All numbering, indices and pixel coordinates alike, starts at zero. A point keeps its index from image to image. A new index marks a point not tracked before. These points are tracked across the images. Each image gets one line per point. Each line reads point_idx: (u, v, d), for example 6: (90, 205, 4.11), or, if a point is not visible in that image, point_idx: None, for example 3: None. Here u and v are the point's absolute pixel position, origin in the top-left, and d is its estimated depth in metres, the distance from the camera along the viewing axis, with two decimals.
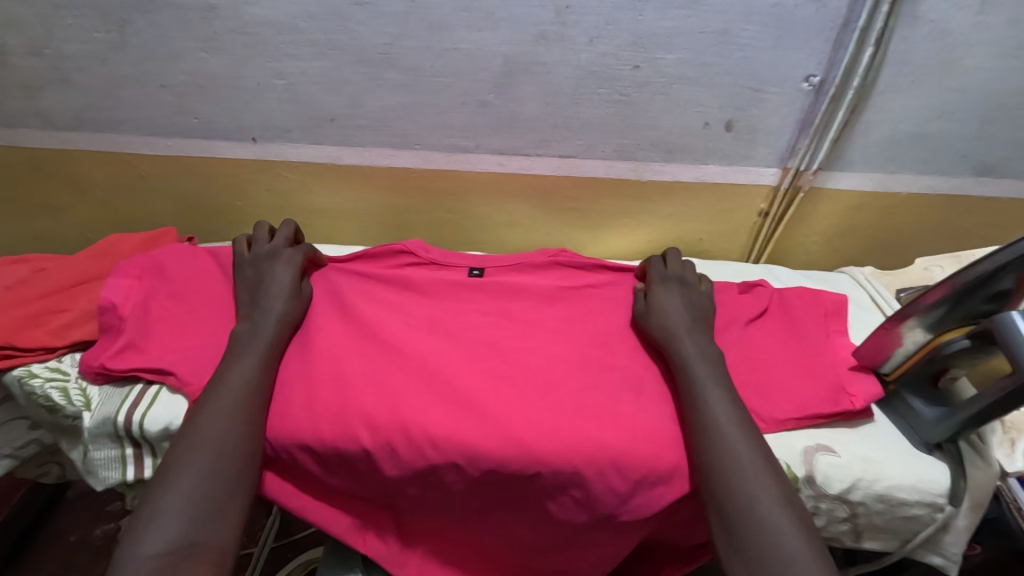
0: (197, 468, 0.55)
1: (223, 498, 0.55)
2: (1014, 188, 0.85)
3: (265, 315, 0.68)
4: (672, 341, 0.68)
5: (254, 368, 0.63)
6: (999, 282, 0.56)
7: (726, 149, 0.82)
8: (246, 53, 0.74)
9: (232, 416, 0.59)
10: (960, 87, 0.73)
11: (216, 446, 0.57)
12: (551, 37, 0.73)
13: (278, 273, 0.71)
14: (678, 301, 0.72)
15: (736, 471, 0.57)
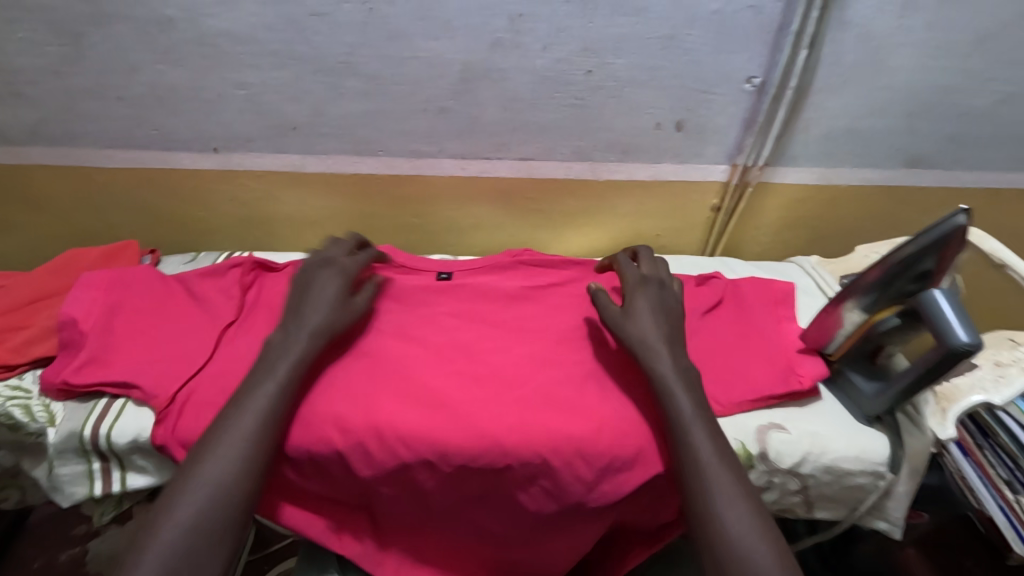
0: (192, 508, 0.52)
1: (212, 548, 0.51)
2: (940, 179, 0.92)
3: (304, 325, 0.65)
4: (647, 353, 0.64)
5: (272, 393, 0.59)
6: (924, 262, 0.59)
7: (677, 147, 0.86)
8: (204, 65, 0.74)
9: (236, 450, 0.55)
10: (889, 84, 0.81)
11: (214, 485, 0.53)
12: (507, 44, 0.74)
13: (330, 280, 0.70)
14: (652, 306, 0.68)
15: (719, 501, 0.54)
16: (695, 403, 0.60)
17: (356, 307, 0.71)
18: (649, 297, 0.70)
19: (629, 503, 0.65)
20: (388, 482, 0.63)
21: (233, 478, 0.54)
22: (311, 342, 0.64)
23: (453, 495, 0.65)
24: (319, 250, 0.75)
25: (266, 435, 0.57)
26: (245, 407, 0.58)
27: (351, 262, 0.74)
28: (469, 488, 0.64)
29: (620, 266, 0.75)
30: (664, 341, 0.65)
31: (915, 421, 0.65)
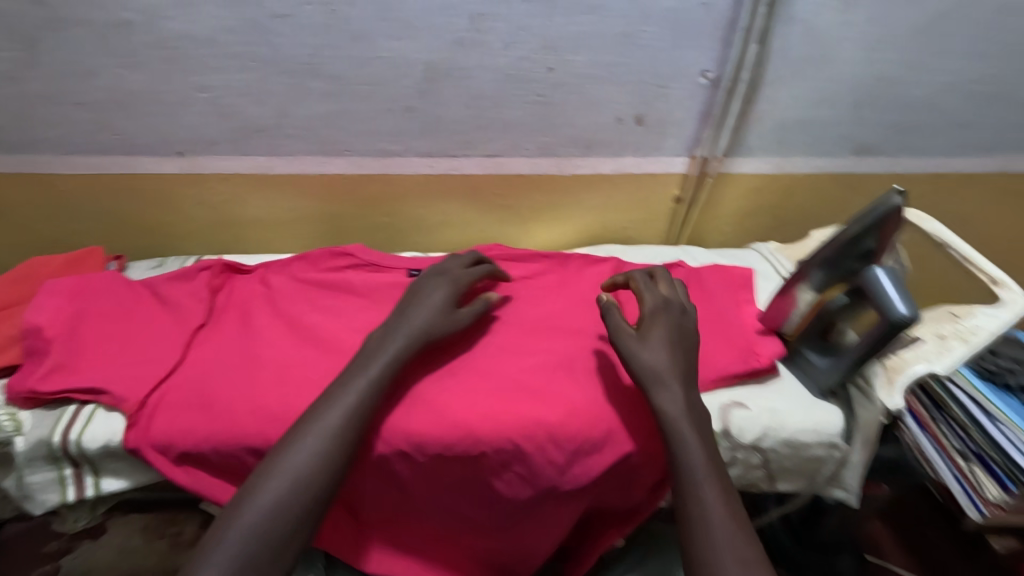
0: (275, 497, 0.53)
1: (289, 541, 0.52)
2: (887, 165, 0.97)
3: (407, 325, 0.66)
4: (655, 389, 0.60)
5: (362, 394, 0.60)
6: (866, 242, 0.63)
7: (638, 141, 0.89)
8: (165, 68, 0.74)
9: (320, 444, 0.56)
10: (835, 77, 0.85)
11: (294, 476, 0.54)
12: (468, 43, 0.75)
13: (446, 290, 0.71)
14: (667, 338, 0.64)
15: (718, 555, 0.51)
16: (705, 453, 0.57)
17: (458, 321, 0.70)
18: (663, 325, 0.65)
19: (601, 486, 0.68)
20: (366, 473, 0.65)
21: (314, 472, 0.55)
22: (409, 344, 0.65)
23: (433, 485, 0.66)
24: (451, 262, 0.77)
25: (350, 430, 0.58)
26: (332, 401, 0.59)
27: (468, 276, 0.75)
28: (448, 478, 0.66)
29: (636, 284, 0.70)
30: (676, 376, 0.61)
31: (866, 393, 0.69)
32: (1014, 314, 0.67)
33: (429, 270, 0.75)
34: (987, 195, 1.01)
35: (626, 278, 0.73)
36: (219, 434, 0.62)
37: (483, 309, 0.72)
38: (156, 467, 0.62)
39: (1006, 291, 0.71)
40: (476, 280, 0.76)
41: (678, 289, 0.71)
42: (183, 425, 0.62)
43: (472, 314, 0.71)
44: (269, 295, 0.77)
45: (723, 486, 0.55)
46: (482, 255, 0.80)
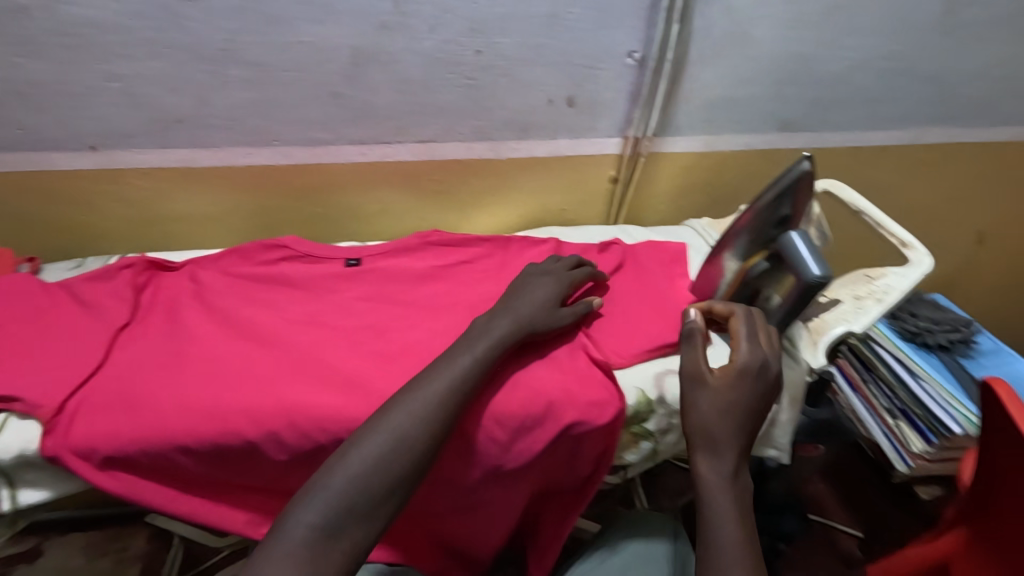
0: (370, 452, 0.53)
1: (382, 498, 0.52)
2: (809, 141, 1.01)
3: (511, 314, 0.67)
4: (705, 455, 0.58)
5: (466, 365, 0.60)
6: (781, 208, 0.67)
7: (571, 123, 0.90)
8: (69, 56, 0.70)
9: (423, 410, 0.56)
10: (756, 55, 0.88)
11: (391, 432, 0.54)
12: (393, 26, 0.74)
13: (545, 287, 0.72)
14: (737, 404, 0.60)
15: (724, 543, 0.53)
16: (745, 530, 0.54)
17: (560, 319, 0.70)
18: (739, 387, 0.61)
19: (548, 461, 0.68)
20: (307, 466, 0.63)
21: (412, 435, 0.54)
22: (513, 329, 0.65)
23: None
24: (549, 263, 0.77)
25: (453, 400, 0.57)
26: (441, 370, 0.59)
27: (572, 277, 0.75)
28: None
29: (739, 320, 0.66)
30: (734, 448, 0.58)
31: (792, 353, 0.72)
32: (920, 272, 0.74)
33: (534, 269, 0.75)
34: (901, 166, 1.07)
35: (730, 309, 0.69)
36: (147, 435, 0.60)
37: (588, 310, 0.72)
38: (79, 473, 0.59)
39: (914, 252, 0.76)
40: (579, 282, 0.75)
41: (772, 346, 0.65)
42: (107, 429, 0.60)
43: (575, 313, 0.71)
44: (197, 291, 0.74)
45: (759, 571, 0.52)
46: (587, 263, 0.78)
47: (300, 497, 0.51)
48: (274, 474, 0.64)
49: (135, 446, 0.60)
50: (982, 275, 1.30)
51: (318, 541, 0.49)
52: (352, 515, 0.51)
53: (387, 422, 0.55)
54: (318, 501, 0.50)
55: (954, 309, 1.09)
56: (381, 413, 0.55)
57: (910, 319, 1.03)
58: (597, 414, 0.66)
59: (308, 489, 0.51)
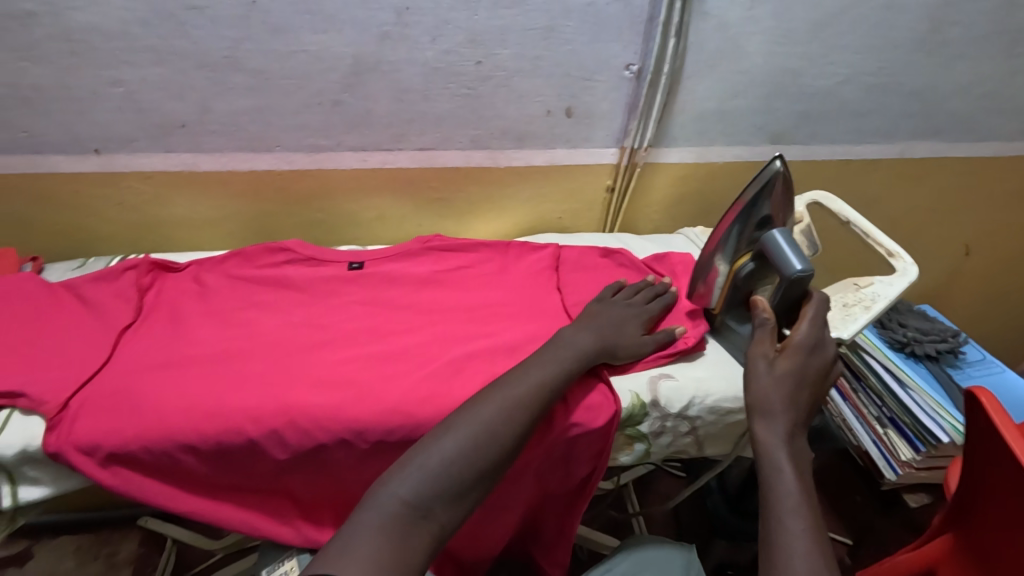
0: (457, 443, 0.55)
1: (466, 482, 0.54)
2: (800, 153, 1.04)
3: (589, 330, 0.71)
4: (761, 418, 0.59)
5: (557, 368, 0.65)
6: (761, 209, 0.71)
7: (568, 133, 0.92)
8: (74, 62, 0.72)
9: (504, 410, 0.59)
10: (747, 69, 0.91)
11: (479, 426, 0.57)
12: (394, 36, 0.76)
13: (626, 314, 0.74)
14: (800, 380, 0.62)
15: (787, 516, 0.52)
16: (803, 485, 0.55)
17: (644, 345, 0.73)
18: (796, 361, 0.62)
19: (542, 463, 0.69)
20: (305, 464, 0.65)
21: (493, 431, 0.57)
22: (597, 346, 0.69)
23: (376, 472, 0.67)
24: (630, 292, 0.78)
25: (532, 404, 0.60)
26: (526, 372, 0.63)
27: (652, 310, 0.77)
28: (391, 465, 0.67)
29: (813, 303, 0.67)
30: (791, 415, 0.59)
31: None
32: (906, 280, 0.77)
33: (617, 297, 0.77)
34: (890, 178, 1.10)
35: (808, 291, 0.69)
36: (150, 432, 0.61)
37: (669, 339, 0.74)
38: (82, 469, 0.60)
39: (900, 262, 0.79)
40: (655, 314, 0.77)
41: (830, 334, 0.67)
42: (109, 426, 0.61)
43: (658, 339, 0.74)
44: (201, 294, 0.76)
45: (817, 530, 0.52)
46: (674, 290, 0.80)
47: (392, 471, 0.53)
48: (271, 471, 0.64)
49: (138, 443, 0.61)
50: (969, 286, 1.33)
51: (410, 513, 0.51)
52: (440, 498, 0.53)
53: (479, 411, 0.58)
54: (414, 479, 0.52)
55: (941, 320, 1.11)
56: (473, 402, 0.59)
57: (899, 328, 1.05)
58: (592, 417, 0.67)
59: (398, 471, 0.53)
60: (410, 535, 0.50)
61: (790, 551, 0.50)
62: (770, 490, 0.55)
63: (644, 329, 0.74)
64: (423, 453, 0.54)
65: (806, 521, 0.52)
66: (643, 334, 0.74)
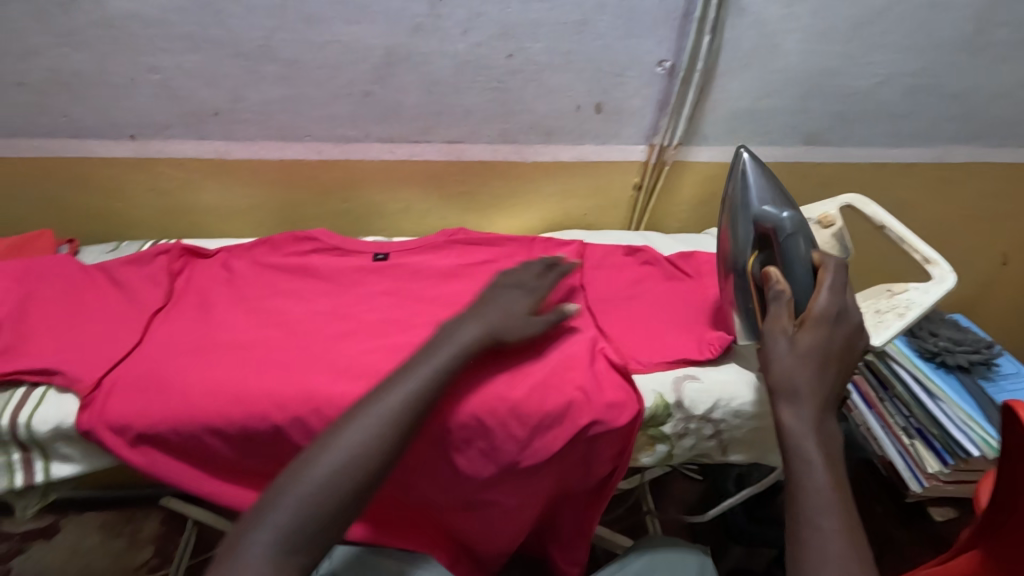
0: (335, 466, 0.50)
1: (346, 506, 0.50)
2: (834, 155, 1.01)
3: (477, 320, 0.67)
4: (784, 401, 0.58)
5: (472, 337, 0.64)
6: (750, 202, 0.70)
7: (597, 129, 0.91)
8: (114, 48, 0.73)
9: (381, 425, 0.53)
10: (782, 68, 0.89)
11: (349, 449, 0.51)
12: (426, 28, 0.76)
13: (512, 297, 0.72)
14: (824, 353, 0.60)
15: (819, 512, 0.51)
16: (832, 478, 0.54)
17: (532, 327, 0.69)
18: (818, 334, 0.61)
19: (562, 462, 0.69)
20: None
21: (369, 452, 0.52)
22: (480, 335, 0.64)
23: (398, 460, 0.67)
24: (521, 272, 0.76)
25: (410, 416, 0.55)
26: (398, 383, 0.57)
27: (542, 288, 0.74)
28: (413, 455, 0.67)
29: (824, 270, 0.67)
30: (815, 395, 0.58)
31: None
32: (942, 288, 0.74)
33: (505, 279, 0.74)
34: (926, 183, 1.07)
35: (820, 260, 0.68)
36: (178, 415, 0.62)
37: (559, 319, 0.71)
38: (112, 448, 0.61)
39: (937, 269, 0.77)
40: (546, 292, 0.74)
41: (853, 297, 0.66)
42: (140, 407, 0.62)
43: (548, 321, 0.70)
44: (230, 281, 0.77)
45: (851, 527, 0.51)
46: (570, 268, 0.78)
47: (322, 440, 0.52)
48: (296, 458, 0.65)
49: (165, 425, 0.62)
50: (1005, 297, 1.29)
51: (286, 547, 0.47)
52: (319, 521, 0.48)
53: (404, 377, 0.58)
54: (287, 513, 0.48)
55: (973, 331, 1.08)
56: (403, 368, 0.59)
57: (930, 338, 1.02)
58: (614, 416, 0.67)
59: (267, 507, 0.48)
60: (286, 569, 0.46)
61: (825, 552, 0.49)
62: (799, 485, 0.53)
63: (532, 311, 0.71)
64: (294, 481, 0.49)
65: (838, 519, 0.51)
66: (529, 314, 0.71)
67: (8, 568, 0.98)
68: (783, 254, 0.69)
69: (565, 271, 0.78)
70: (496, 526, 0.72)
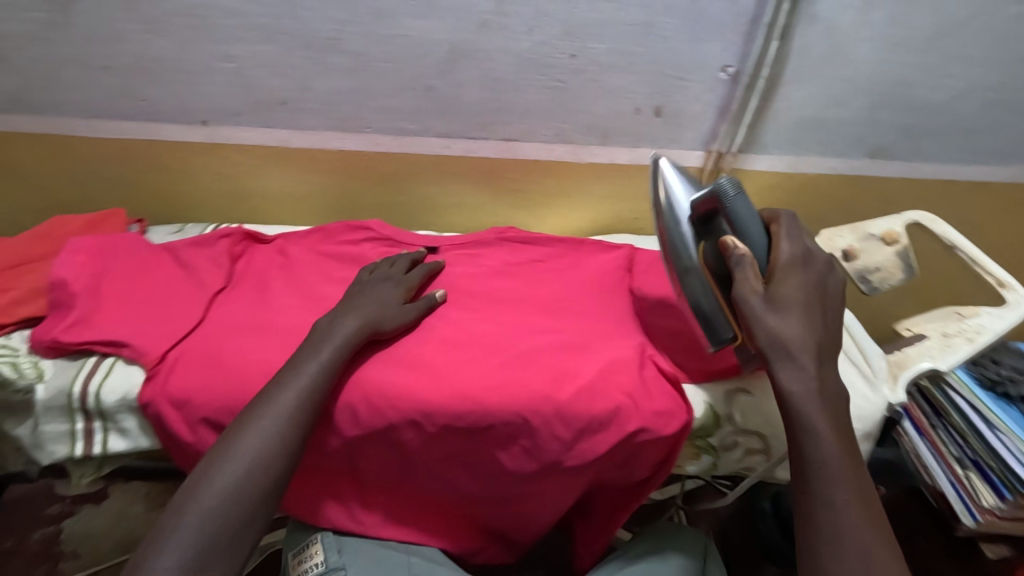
0: (237, 473, 0.54)
1: (259, 506, 0.55)
2: (900, 170, 0.98)
3: (353, 314, 0.67)
4: (780, 363, 0.54)
5: (350, 330, 0.65)
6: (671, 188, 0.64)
7: (655, 132, 0.90)
8: (192, 36, 0.75)
9: (278, 424, 0.57)
10: (853, 77, 0.86)
11: (253, 456, 0.55)
12: (491, 25, 0.76)
13: (383, 288, 0.72)
14: (805, 300, 0.56)
15: (829, 487, 0.51)
16: (843, 449, 0.52)
17: (405, 314, 0.70)
18: (791, 281, 0.57)
19: (605, 463, 0.68)
20: (376, 443, 0.66)
21: (268, 453, 0.56)
22: (358, 328, 0.66)
23: (439, 457, 0.67)
24: (386, 265, 0.76)
25: (303, 412, 0.59)
26: (285, 385, 0.60)
27: (413, 277, 0.75)
28: (450, 447, 0.67)
29: (780, 228, 0.61)
30: (809, 347, 0.54)
31: (874, 382, 0.73)
32: (1018, 314, 0.73)
33: (374, 274, 0.75)
34: (996, 203, 1.02)
35: (770, 217, 0.64)
36: (234, 393, 0.63)
37: (429, 306, 0.72)
38: (170, 421, 0.63)
39: (1011, 293, 0.76)
40: (418, 282, 0.75)
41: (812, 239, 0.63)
42: (199, 383, 0.64)
43: (420, 309, 0.71)
44: (286, 266, 0.79)
45: (859, 494, 0.51)
46: (438, 263, 0.79)
47: (221, 451, 0.56)
48: (343, 451, 0.66)
49: (219, 403, 0.63)
50: None
51: (206, 548, 0.52)
52: (236, 521, 0.53)
53: (290, 377, 0.61)
54: (199, 521, 0.52)
55: None
56: (287, 369, 0.61)
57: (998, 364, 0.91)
58: (663, 424, 0.66)
59: (174, 526, 0.52)
60: (209, 569, 0.51)
61: (839, 527, 0.50)
62: (817, 465, 0.52)
63: (404, 300, 0.72)
64: (199, 494, 0.53)
65: (851, 495, 0.51)
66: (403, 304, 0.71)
67: (61, 528, 1.02)
68: (733, 221, 0.60)
69: (433, 265, 0.78)
70: (534, 515, 0.72)
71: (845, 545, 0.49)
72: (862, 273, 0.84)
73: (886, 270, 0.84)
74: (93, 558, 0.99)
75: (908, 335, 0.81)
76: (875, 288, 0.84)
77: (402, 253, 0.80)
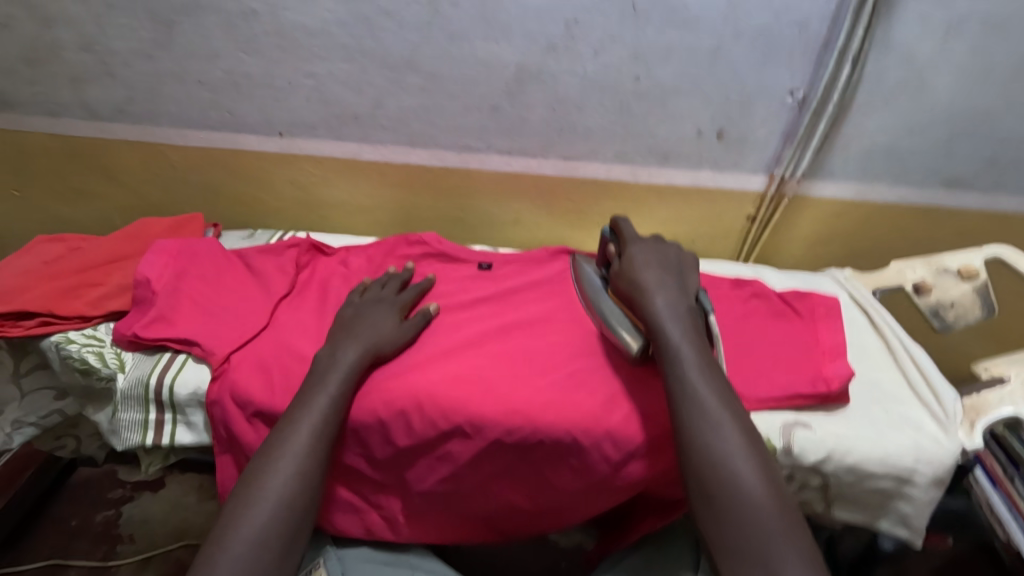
0: (265, 516, 0.55)
1: (288, 543, 0.55)
2: (979, 202, 0.93)
3: (353, 340, 0.68)
4: (642, 296, 0.62)
5: (354, 357, 0.66)
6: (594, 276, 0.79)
7: (717, 156, 0.89)
8: (280, 55, 0.80)
9: (297, 464, 0.58)
10: (930, 105, 0.82)
11: (275, 500, 0.55)
12: (560, 48, 0.78)
13: (377, 309, 0.73)
14: (650, 254, 0.66)
15: (677, 361, 0.57)
16: (687, 331, 0.59)
17: (403, 333, 0.71)
18: (636, 248, 0.67)
19: (656, 482, 0.67)
20: (425, 458, 0.66)
21: (293, 491, 0.57)
22: (360, 356, 0.66)
23: (482, 474, 0.66)
24: (377, 287, 0.78)
25: (320, 445, 0.60)
26: (298, 422, 0.60)
27: (404, 297, 0.76)
28: (494, 463, 0.66)
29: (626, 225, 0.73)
30: (659, 283, 0.63)
31: (947, 423, 0.70)
32: None
33: (363, 297, 0.76)
34: None
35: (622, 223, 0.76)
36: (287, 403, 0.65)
37: (426, 321, 0.74)
38: (232, 422, 0.66)
39: None
40: (408, 302, 0.77)
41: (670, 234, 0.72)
42: (260, 387, 0.66)
43: (417, 324, 0.73)
44: (345, 277, 0.82)
45: (707, 367, 0.57)
46: (430, 277, 0.81)
47: (241, 506, 0.55)
48: (393, 462, 0.67)
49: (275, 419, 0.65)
50: None
51: None
52: (273, 558, 0.54)
53: (295, 413, 0.61)
54: (232, 568, 0.51)
55: None
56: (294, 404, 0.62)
57: None
58: None
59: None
60: None
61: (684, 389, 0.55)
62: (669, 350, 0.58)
63: (399, 321, 0.73)
64: (227, 542, 0.53)
65: (695, 367, 0.56)
66: (399, 324, 0.73)
67: (121, 512, 1.08)
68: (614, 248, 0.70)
69: (422, 283, 0.80)
70: (576, 521, 0.71)
71: (692, 400, 0.55)
72: (935, 309, 0.84)
73: (962, 307, 0.83)
74: (147, 543, 1.03)
75: (987, 377, 0.78)
76: (948, 325, 0.83)
77: (386, 270, 0.82)
